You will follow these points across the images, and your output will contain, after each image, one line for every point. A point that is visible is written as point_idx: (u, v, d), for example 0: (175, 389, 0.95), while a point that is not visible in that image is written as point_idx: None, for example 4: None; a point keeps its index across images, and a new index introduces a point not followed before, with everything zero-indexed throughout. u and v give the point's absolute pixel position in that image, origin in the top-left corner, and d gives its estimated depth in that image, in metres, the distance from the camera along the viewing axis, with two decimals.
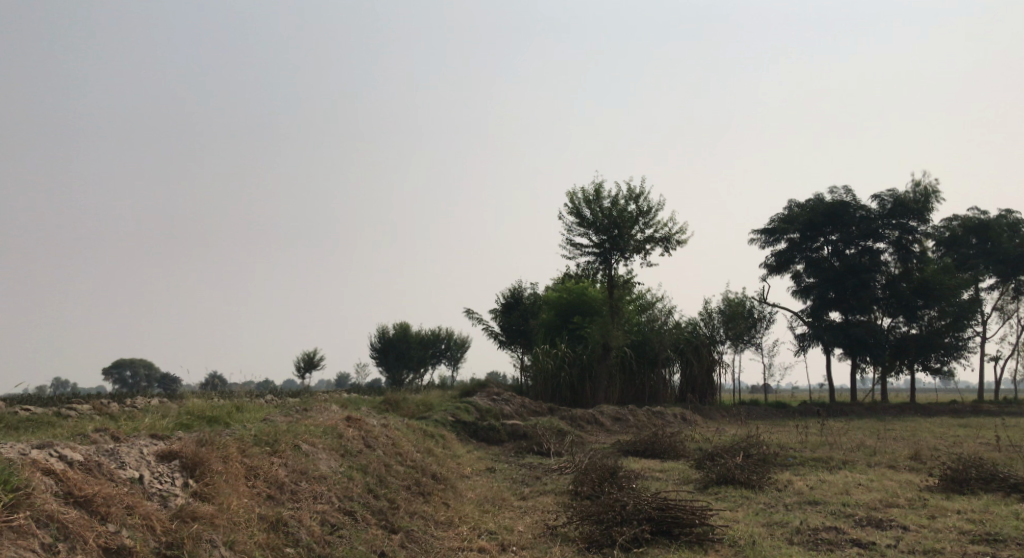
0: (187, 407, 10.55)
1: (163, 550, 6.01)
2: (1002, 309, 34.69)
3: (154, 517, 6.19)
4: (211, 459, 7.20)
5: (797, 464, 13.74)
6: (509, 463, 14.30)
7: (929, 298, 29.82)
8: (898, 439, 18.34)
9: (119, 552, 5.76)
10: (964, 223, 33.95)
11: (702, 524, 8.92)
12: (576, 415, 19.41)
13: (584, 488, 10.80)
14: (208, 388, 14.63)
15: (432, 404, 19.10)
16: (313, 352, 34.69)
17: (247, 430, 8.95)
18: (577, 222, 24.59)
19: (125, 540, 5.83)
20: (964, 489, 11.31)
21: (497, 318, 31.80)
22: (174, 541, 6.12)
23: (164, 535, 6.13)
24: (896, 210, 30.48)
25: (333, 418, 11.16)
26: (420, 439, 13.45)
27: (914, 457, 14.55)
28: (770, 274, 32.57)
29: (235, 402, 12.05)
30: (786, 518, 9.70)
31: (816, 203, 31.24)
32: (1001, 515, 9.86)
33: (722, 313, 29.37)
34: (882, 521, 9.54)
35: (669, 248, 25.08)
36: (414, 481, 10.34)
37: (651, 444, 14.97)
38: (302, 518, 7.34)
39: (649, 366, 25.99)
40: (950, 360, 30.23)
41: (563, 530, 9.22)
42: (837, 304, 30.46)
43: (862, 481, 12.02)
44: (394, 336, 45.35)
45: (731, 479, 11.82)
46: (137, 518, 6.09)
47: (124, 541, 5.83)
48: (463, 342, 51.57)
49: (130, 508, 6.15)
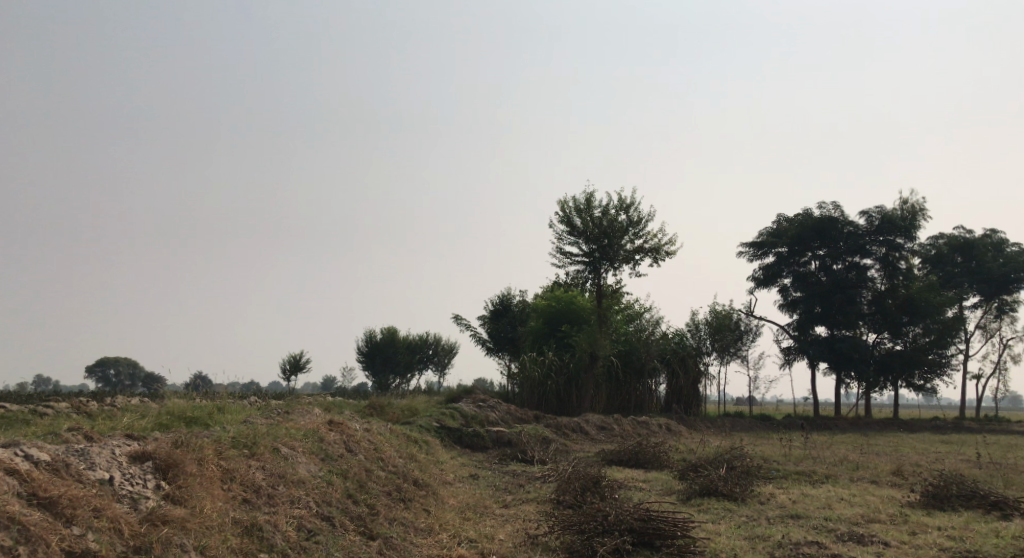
0: (166, 407, 10.38)
1: (129, 555, 5.87)
2: (985, 328, 34.88)
3: (122, 520, 6.06)
4: (185, 461, 7.07)
5: (781, 477, 13.70)
6: (492, 470, 14.20)
7: (914, 315, 29.91)
8: (881, 455, 18.35)
9: (83, 555, 5.63)
10: (949, 242, 34.17)
11: (683, 536, 8.84)
12: (562, 424, 19.33)
13: (566, 497, 10.71)
14: (191, 388, 14.46)
15: (416, 409, 18.98)
16: (299, 355, 34.47)
17: (226, 431, 8.83)
18: (567, 230, 24.55)
19: (89, 544, 5.70)
20: (946, 506, 11.28)
21: (485, 324, 31.74)
22: (142, 545, 5.99)
23: (132, 539, 6.00)
24: (883, 227, 30.60)
25: (315, 422, 11.03)
26: (404, 445, 13.34)
27: (895, 472, 14.55)
28: (757, 287, 32.66)
29: (216, 403, 11.89)
30: (767, 531, 9.63)
31: (805, 218, 31.36)
32: (982, 532, 9.82)
33: (709, 324, 29.41)
34: (864, 536, 9.49)
35: (658, 259, 25.07)
36: (395, 487, 10.22)
37: (635, 454, 14.91)
38: (278, 522, 7.21)
39: (636, 376, 25.92)
40: (933, 377, 30.32)
41: (544, 539, 9.12)
42: (823, 318, 30.54)
43: (844, 496, 11.98)
44: (381, 340, 45.14)
45: (714, 490, 11.77)
46: (104, 521, 5.96)
47: (89, 545, 5.70)
48: (451, 348, 51.39)
49: (97, 510, 6.02)
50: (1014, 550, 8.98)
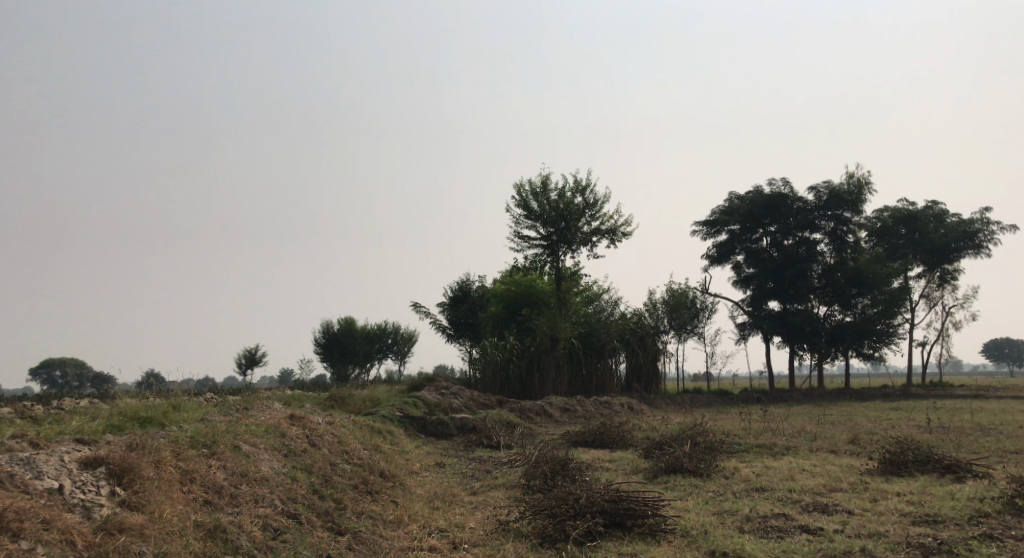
0: (117, 408, 9.99)
1: None
2: (929, 297, 35.77)
3: (75, 531, 5.78)
4: (140, 464, 6.76)
5: (743, 451, 13.79)
6: (458, 457, 14.02)
7: (862, 287, 30.50)
8: (835, 424, 18.64)
9: None
10: (894, 214, 34.88)
11: (654, 515, 8.83)
12: (525, 407, 19.25)
13: (534, 482, 10.60)
14: (144, 388, 13.98)
15: (378, 399, 18.68)
16: (255, 349, 33.83)
17: (184, 430, 8.51)
18: (523, 214, 24.37)
19: None
20: (903, 472, 11.45)
21: (445, 311, 31.53)
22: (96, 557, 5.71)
23: (87, 549, 5.73)
24: (831, 201, 31.00)
25: (276, 417, 10.73)
26: (368, 436, 13.08)
27: (852, 441, 14.77)
28: (711, 265, 32.98)
29: (170, 401, 11.51)
30: (735, 506, 9.65)
31: (756, 195, 31.69)
32: (939, 495, 9.98)
33: (665, 303, 29.64)
34: (828, 506, 9.57)
35: (615, 241, 25.07)
36: (361, 480, 10.02)
37: (600, 434, 14.90)
38: (242, 523, 6.96)
39: (596, 356, 25.98)
40: (881, 346, 31.01)
41: (515, 525, 8.99)
42: (776, 294, 30.98)
43: (805, 467, 12.11)
44: (339, 332, 44.52)
45: (680, 467, 11.77)
46: (55, 533, 5.67)
47: None
48: (410, 336, 50.94)
49: (47, 522, 5.72)
50: (969, 510, 9.13)
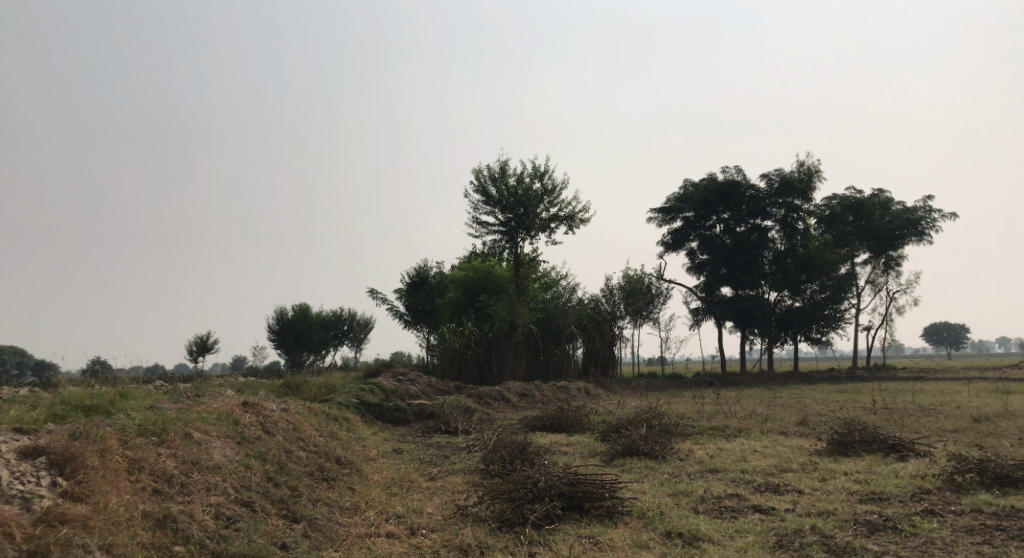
0: (61, 396, 9.65)
1: None
2: (874, 283, 36.61)
3: (13, 524, 5.57)
4: (84, 454, 6.52)
5: (697, 433, 13.95)
6: (415, 443, 13.92)
7: (811, 273, 31.09)
8: (785, 407, 18.98)
9: None
10: (842, 202, 35.43)
11: (611, 497, 8.88)
12: (483, 392, 19.19)
13: (492, 466, 10.57)
14: (90, 376, 13.56)
15: (334, 386, 18.46)
16: (206, 336, 33.17)
17: (131, 418, 8.25)
18: (482, 200, 24.24)
19: None
20: (850, 452, 11.71)
21: (402, 297, 31.31)
22: (35, 550, 5.52)
23: (25, 543, 5.53)
24: (782, 189, 31.45)
25: (229, 404, 10.49)
26: (323, 423, 12.90)
27: (801, 423, 15.03)
28: (666, 251, 33.27)
29: (118, 389, 11.18)
30: (690, 487, 9.75)
31: (709, 183, 31.99)
32: (884, 474, 10.21)
33: (622, 289, 29.84)
34: (779, 486, 9.72)
35: (572, 227, 25.09)
36: (316, 467, 9.87)
37: (557, 418, 14.93)
38: (193, 512, 6.78)
39: (554, 342, 26.01)
40: (829, 330, 31.70)
41: (473, 510, 8.94)
42: (728, 280, 31.37)
43: (757, 448, 12.30)
44: (293, 318, 43.87)
45: (636, 450, 11.84)
46: None
47: None
48: (366, 322, 50.45)
49: None
50: (913, 488, 9.36)
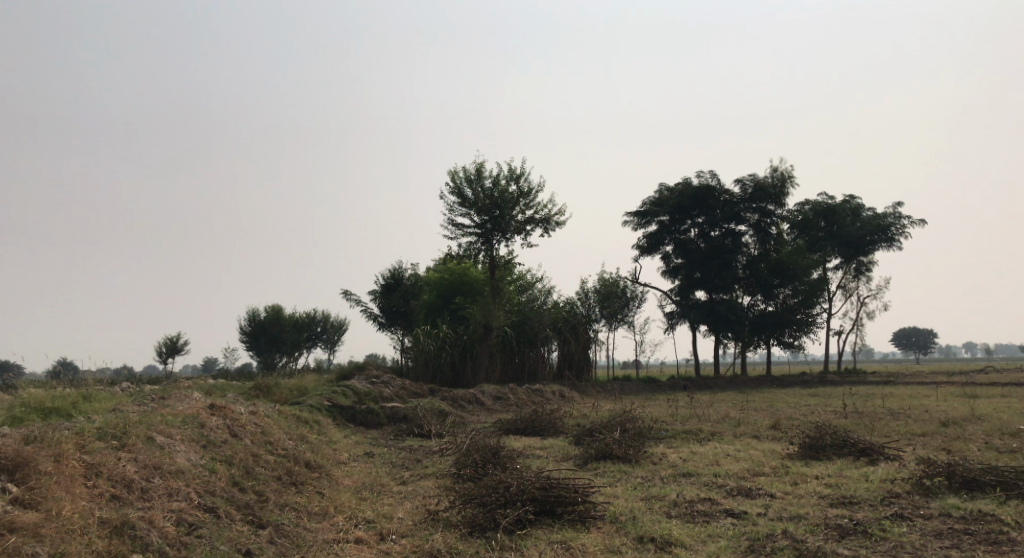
0: (22, 398, 9.38)
1: None
2: (845, 288, 36.99)
3: None
4: (37, 459, 6.32)
5: (670, 436, 13.94)
6: (388, 446, 13.76)
7: (784, 277, 31.31)
8: (757, 410, 19.07)
9: None
10: (815, 207, 35.62)
11: (584, 502, 8.80)
12: (458, 395, 19.07)
13: (464, 470, 10.44)
14: (56, 378, 13.26)
15: (306, 388, 18.23)
16: (177, 337, 32.67)
17: (91, 421, 8.04)
18: (458, 202, 24.10)
19: None
20: (821, 455, 11.74)
21: (376, 299, 31.08)
22: None
23: None
24: (756, 194, 31.64)
25: (195, 407, 10.27)
26: (293, 426, 12.69)
27: (773, 427, 15.09)
28: (642, 255, 33.33)
29: (81, 391, 10.92)
30: (663, 491, 9.70)
31: (684, 187, 32.10)
32: (854, 478, 10.24)
33: (597, 292, 29.87)
34: (751, 490, 9.71)
35: (548, 230, 25.03)
36: (285, 471, 9.69)
37: (531, 422, 14.85)
38: (153, 518, 6.59)
39: (529, 345, 25.90)
40: (801, 334, 31.96)
41: (444, 515, 8.81)
42: (703, 283, 31.49)
43: (730, 452, 12.30)
44: (266, 319, 43.36)
45: (609, 453, 11.79)
46: None
47: None
48: (341, 324, 50.02)
49: None
50: (883, 492, 9.39)
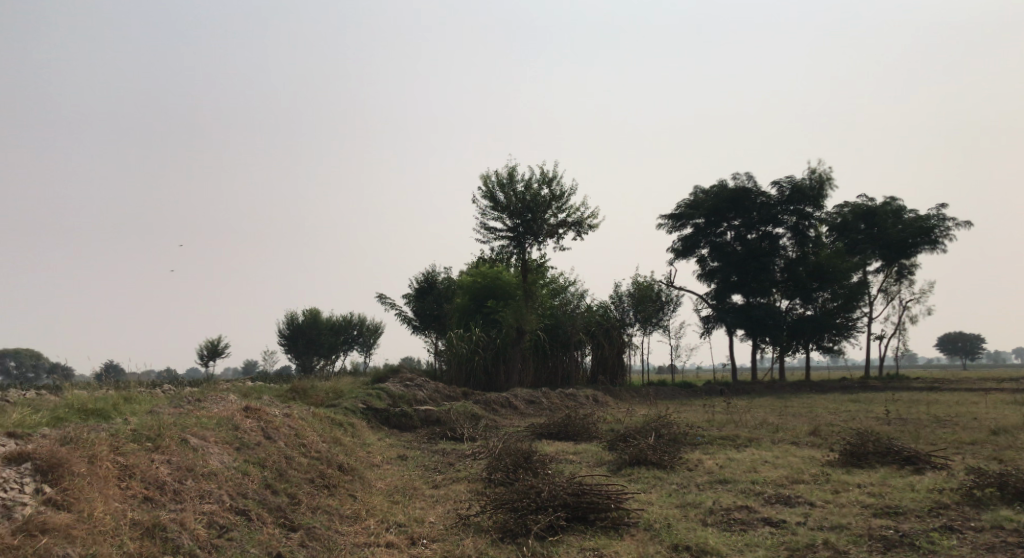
0: (64, 400, 9.54)
1: None
2: (887, 291, 36.19)
3: None
4: (70, 460, 6.40)
5: (706, 443, 13.70)
6: (421, 449, 13.75)
7: (823, 281, 30.74)
8: (797, 416, 18.67)
9: None
10: (854, 209, 35.01)
11: (617, 508, 8.67)
12: (491, 399, 19.01)
13: (496, 475, 10.37)
14: (99, 379, 13.51)
15: (342, 391, 18.32)
16: (217, 339, 33.18)
17: (127, 423, 8.12)
18: (490, 206, 24.08)
19: None
20: (864, 463, 11.44)
21: (410, 302, 31.20)
22: None
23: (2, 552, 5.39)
24: (794, 196, 31.11)
25: (230, 409, 10.34)
26: (328, 428, 12.73)
27: (813, 433, 14.77)
28: (677, 258, 32.99)
29: (122, 393, 11.08)
30: (699, 498, 9.53)
31: (720, 189, 31.72)
32: (899, 487, 9.95)
33: (631, 296, 29.61)
34: (791, 498, 9.48)
35: (581, 233, 24.89)
36: (317, 473, 9.71)
37: (564, 426, 14.72)
38: (184, 520, 6.62)
39: (562, 349, 25.79)
40: (841, 339, 31.38)
41: (476, 520, 8.73)
42: (739, 287, 31.05)
43: (768, 458, 12.05)
44: (303, 322, 43.83)
45: (644, 459, 11.62)
46: None
47: None
48: (377, 328, 50.36)
49: None
50: (930, 502, 9.10)
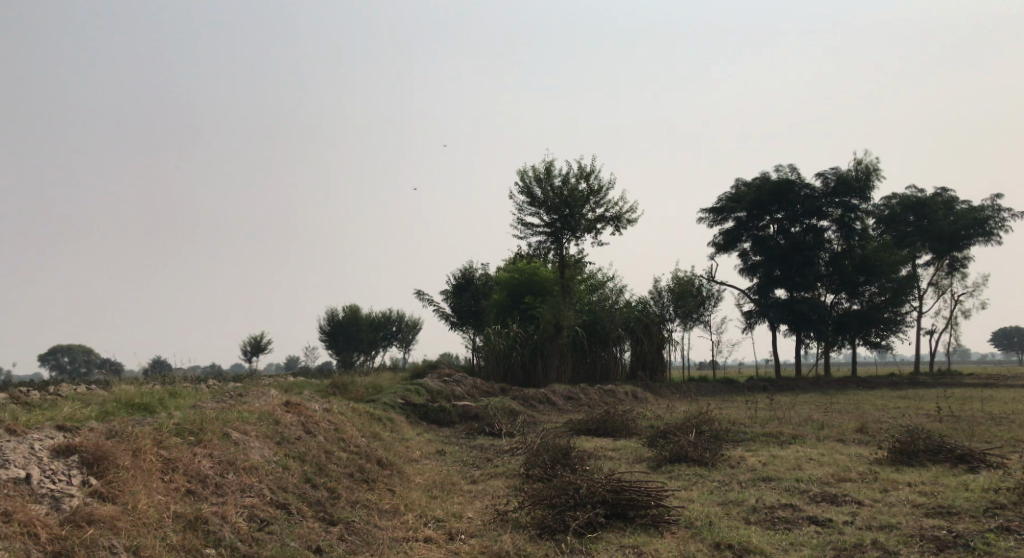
0: (111, 394, 9.75)
1: None
2: (937, 285, 35.31)
3: (38, 524, 5.56)
4: (115, 453, 6.53)
5: (749, 439, 13.51)
6: (459, 445, 13.78)
7: (870, 275, 30.13)
8: (843, 413, 18.30)
9: None
10: (903, 201, 34.36)
11: (657, 506, 8.57)
12: (529, 395, 18.99)
13: (535, 471, 10.32)
14: (146, 374, 13.80)
15: (381, 386, 18.46)
16: (260, 336, 33.71)
17: (171, 417, 8.27)
18: (527, 201, 24.03)
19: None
20: (914, 461, 11.16)
21: (448, 299, 31.31)
22: (60, 551, 5.49)
23: (50, 543, 5.50)
24: (839, 188, 30.44)
25: (271, 404, 10.48)
26: (367, 423, 12.84)
27: (860, 430, 14.46)
28: (718, 253, 32.60)
29: (167, 388, 11.30)
30: (741, 496, 9.38)
31: (763, 182, 31.24)
32: (952, 486, 9.67)
33: (671, 291, 29.33)
34: (837, 496, 9.28)
35: (619, 228, 24.71)
36: (357, 468, 9.77)
37: (603, 422, 14.62)
38: (226, 513, 6.72)
39: (601, 345, 25.66)
40: (889, 334, 30.70)
41: (514, 516, 8.71)
42: (783, 281, 30.57)
43: (813, 456, 11.83)
44: (344, 319, 44.33)
45: (684, 456, 11.50)
46: (17, 526, 5.44)
47: None
48: (415, 324, 50.70)
49: (9, 514, 5.50)
50: (985, 502, 8.83)
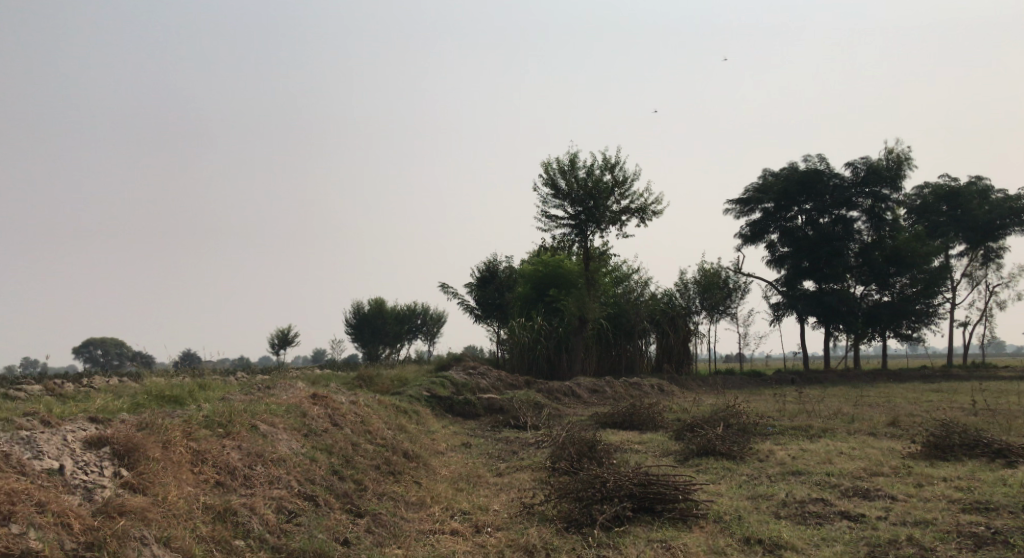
0: (143, 386, 9.88)
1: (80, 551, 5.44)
2: (971, 276, 34.65)
3: (71, 514, 5.62)
4: (145, 445, 6.60)
5: (777, 433, 13.37)
6: (484, 437, 13.79)
7: (901, 266, 29.67)
8: (873, 406, 18.04)
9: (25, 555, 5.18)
10: (935, 190, 33.56)
11: (685, 500, 8.50)
12: (554, 388, 18.95)
13: (561, 464, 10.28)
14: (177, 366, 13.98)
15: (407, 378, 18.52)
16: (287, 329, 33.99)
17: (200, 409, 8.34)
18: (551, 193, 23.95)
19: (31, 543, 5.24)
20: (949, 456, 10.97)
21: (472, 291, 31.31)
22: (93, 541, 5.54)
23: (82, 534, 5.56)
24: (869, 177, 30.04)
25: (299, 396, 10.55)
26: (393, 416, 12.89)
27: (891, 424, 14.23)
28: (745, 244, 32.27)
29: (196, 380, 11.42)
30: (771, 490, 9.29)
31: (791, 172, 30.87)
32: (988, 482, 9.49)
33: (697, 283, 29.10)
34: (870, 491, 9.14)
35: (645, 220, 24.55)
36: (384, 461, 9.80)
37: (629, 416, 14.54)
38: (254, 505, 6.77)
39: (626, 337, 25.56)
40: (921, 326, 30.19)
41: (541, 509, 8.69)
42: (811, 273, 30.18)
43: (844, 449, 11.68)
44: (369, 312, 44.58)
45: (712, 450, 11.40)
46: (49, 516, 5.51)
47: (31, 543, 5.25)
48: (440, 317, 50.82)
49: (41, 505, 5.57)
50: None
